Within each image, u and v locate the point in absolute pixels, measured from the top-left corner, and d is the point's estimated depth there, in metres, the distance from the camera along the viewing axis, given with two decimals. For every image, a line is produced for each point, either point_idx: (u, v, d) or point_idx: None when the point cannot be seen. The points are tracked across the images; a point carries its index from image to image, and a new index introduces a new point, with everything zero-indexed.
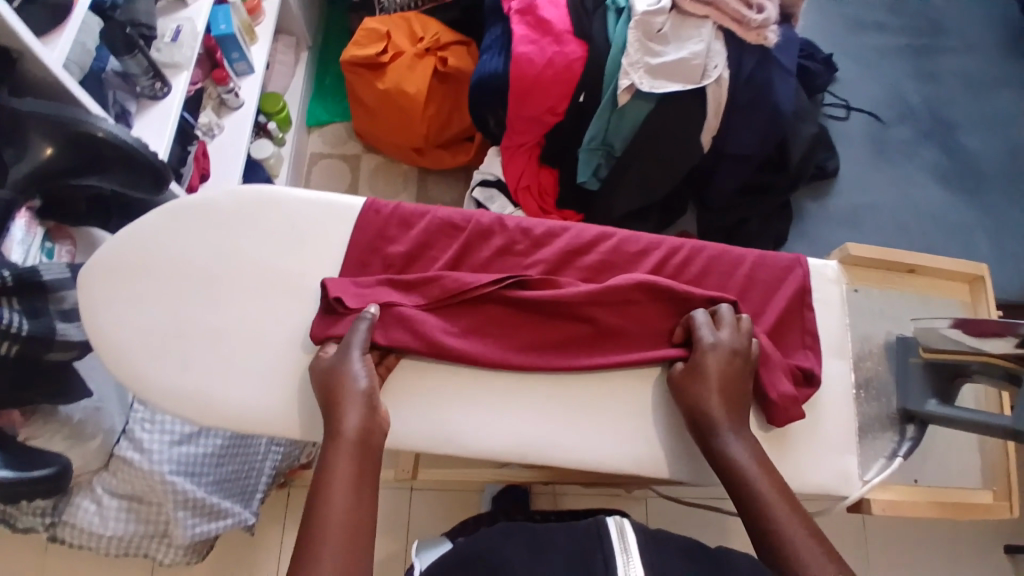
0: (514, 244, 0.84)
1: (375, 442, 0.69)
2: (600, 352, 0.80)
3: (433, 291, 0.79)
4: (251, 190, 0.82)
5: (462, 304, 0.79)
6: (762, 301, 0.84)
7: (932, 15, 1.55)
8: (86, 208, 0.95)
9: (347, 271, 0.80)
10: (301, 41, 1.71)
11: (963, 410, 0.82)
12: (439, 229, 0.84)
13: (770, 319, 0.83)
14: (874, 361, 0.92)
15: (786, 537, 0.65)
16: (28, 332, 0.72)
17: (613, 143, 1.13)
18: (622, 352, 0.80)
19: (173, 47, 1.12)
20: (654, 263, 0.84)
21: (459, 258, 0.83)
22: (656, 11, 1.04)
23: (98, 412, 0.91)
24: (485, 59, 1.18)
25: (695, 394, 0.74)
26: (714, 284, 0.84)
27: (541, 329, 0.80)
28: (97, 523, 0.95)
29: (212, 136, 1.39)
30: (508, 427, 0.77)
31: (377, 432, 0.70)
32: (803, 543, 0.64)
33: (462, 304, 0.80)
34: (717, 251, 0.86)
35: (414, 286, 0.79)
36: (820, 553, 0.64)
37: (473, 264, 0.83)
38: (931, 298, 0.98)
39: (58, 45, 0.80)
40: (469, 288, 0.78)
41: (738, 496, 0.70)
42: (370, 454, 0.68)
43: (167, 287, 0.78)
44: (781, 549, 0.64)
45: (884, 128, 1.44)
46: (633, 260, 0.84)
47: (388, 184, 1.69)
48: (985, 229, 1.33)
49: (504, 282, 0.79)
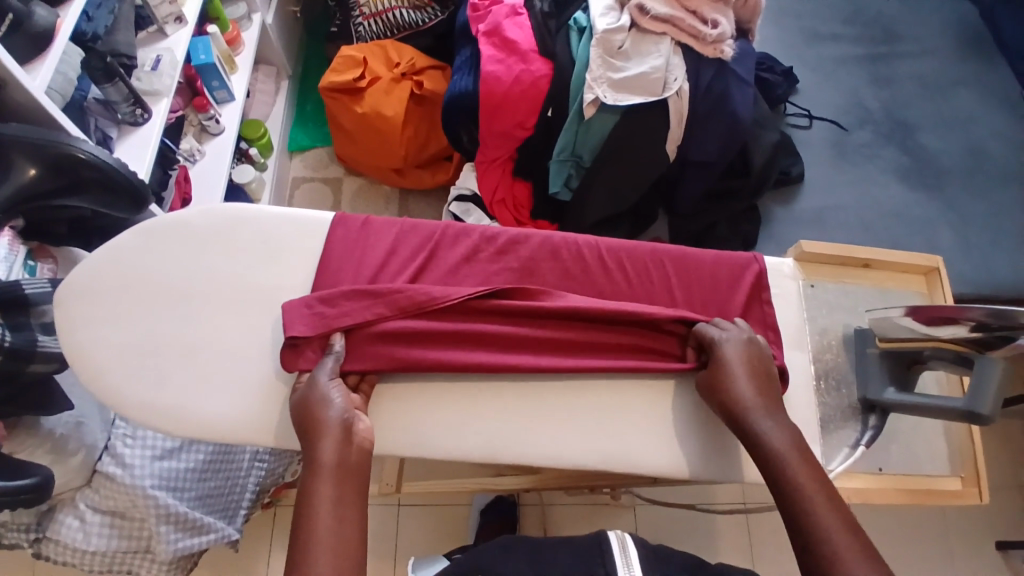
0: (480, 251, 0.87)
1: (354, 464, 0.69)
2: (564, 354, 0.82)
3: (399, 301, 0.80)
4: (226, 208, 0.85)
5: (428, 315, 0.81)
6: (721, 299, 0.88)
7: (884, 24, 1.63)
8: (68, 230, 0.98)
9: (316, 287, 0.82)
10: (280, 69, 1.76)
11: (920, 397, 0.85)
12: (406, 245, 0.87)
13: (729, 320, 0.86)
14: (833, 353, 0.95)
15: (818, 527, 0.63)
16: (11, 344, 0.75)
17: (582, 155, 1.18)
18: (587, 359, 0.82)
19: (154, 75, 1.17)
20: (615, 266, 0.88)
21: (426, 268, 0.86)
22: (616, 30, 1.10)
23: (80, 427, 0.93)
24: (456, 79, 1.23)
25: (723, 388, 0.76)
26: (673, 284, 0.88)
27: (510, 335, 0.81)
28: (80, 539, 0.95)
29: (193, 161, 1.42)
30: (479, 430, 0.79)
31: (354, 453, 0.70)
32: (836, 533, 0.62)
33: (428, 316, 0.81)
34: (677, 254, 0.90)
35: (378, 296, 0.80)
36: (849, 538, 0.61)
37: (439, 273, 0.85)
38: (889, 289, 1.03)
39: (40, 73, 0.83)
40: (436, 300, 0.80)
41: (774, 481, 0.69)
42: (349, 479, 0.68)
43: (145, 304, 0.80)
44: (813, 538, 0.62)
45: (844, 134, 1.51)
46: (595, 267, 0.88)
47: (371, 205, 1.72)
48: (946, 224, 1.39)
49: (478, 293, 0.81)
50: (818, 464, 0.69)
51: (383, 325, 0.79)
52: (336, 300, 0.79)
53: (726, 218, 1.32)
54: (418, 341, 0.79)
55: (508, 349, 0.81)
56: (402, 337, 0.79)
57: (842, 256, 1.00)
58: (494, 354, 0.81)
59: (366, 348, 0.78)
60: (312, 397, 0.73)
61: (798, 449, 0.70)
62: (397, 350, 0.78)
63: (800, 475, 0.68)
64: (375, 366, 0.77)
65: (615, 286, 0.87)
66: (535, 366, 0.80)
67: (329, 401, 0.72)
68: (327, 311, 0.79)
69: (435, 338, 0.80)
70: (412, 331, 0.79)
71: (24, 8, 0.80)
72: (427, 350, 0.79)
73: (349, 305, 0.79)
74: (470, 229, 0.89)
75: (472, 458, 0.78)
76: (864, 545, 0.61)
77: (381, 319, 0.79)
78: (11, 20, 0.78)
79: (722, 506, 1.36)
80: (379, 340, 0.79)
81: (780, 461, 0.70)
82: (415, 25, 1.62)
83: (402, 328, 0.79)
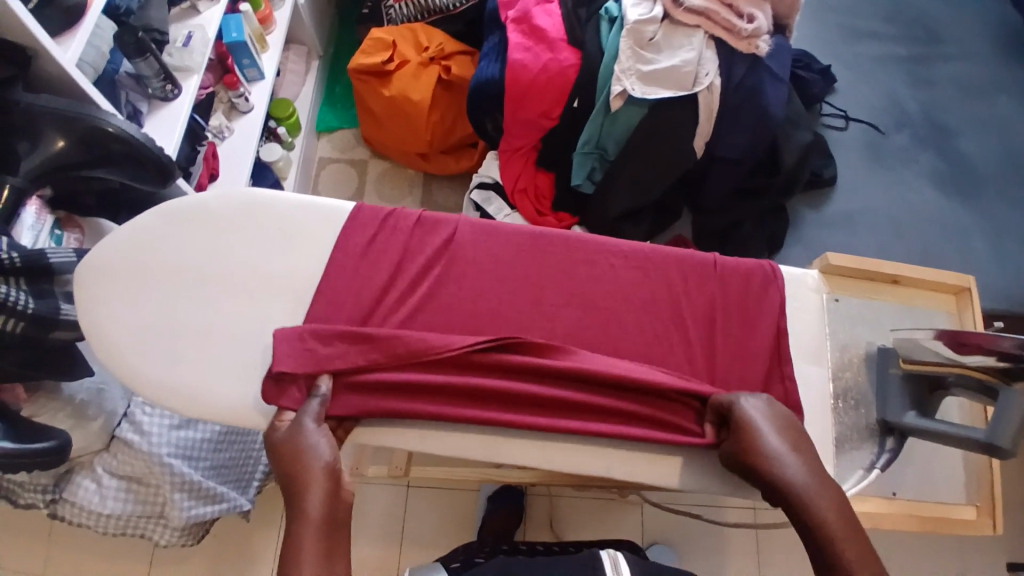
0: (484, 286, 0.84)
1: (341, 519, 0.66)
2: (567, 411, 0.79)
3: (394, 348, 0.78)
4: (243, 192, 0.85)
5: (423, 363, 0.79)
6: (736, 342, 0.84)
7: (930, 23, 1.58)
8: (95, 202, 1.00)
9: (311, 320, 0.81)
10: (312, 50, 1.77)
11: (939, 423, 0.83)
12: (406, 272, 0.84)
13: (740, 361, 0.83)
14: (853, 371, 0.93)
15: None
16: (33, 311, 0.75)
17: (607, 147, 1.16)
18: (584, 420, 0.79)
19: (185, 52, 1.18)
20: (622, 308, 0.84)
21: (427, 300, 0.83)
22: (648, 20, 1.08)
23: (101, 394, 0.96)
24: (483, 66, 1.22)
25: (757, 454, 0.70)
26: (684, 327, 0.84)
27: (511, 389, 0.78)
28: (97, 502, 0.98)
29: (222, 138, 1.44)
30: (472, 439, 0.79)
31: (342, 508, 0.67)
32: None
33: (422, 365, 0.79)
34: (688, 283, 0.86)
35: (373, 339, 0.78)
36: None
37: (440, 309, 0.83)
38: (916, 306, 1.00)
39: (71, 47, 0.85)
40: (433, 350, 0.78)
41: (819, 561, 0.63)
42: (338, 535, 0.65)
43: (161, 287, 0.81)
44: None
45: (881, 137, 1.46)
46: (603, 305, 0.84)
47: (395, 189, 1.73)
48: (982, 232, 1.35)
49: (475, 346, 0.78)
50: (863, 530, 0.64)
51: (372, 372, 0.78)
52: (330, 344, 0.78)
53: (753, 217, 1.29)
54: (411, 389, 0.78)
55: (508, 403, 0.79)
56: (392, 384, 0.78)
57: (870, 271, 0.98)
58: (491, 406, 0.79)
59: (354, 393, 0.78)
60: (295, 442, 0.70)
61: (844, 519, 0.65)
62: (383, 397, 0.78)
63: (845, 549, 0.62)
64: (362, 410, 0.77)
65: (624, 331, 0.83)
66: (535, 423, 0.78)
67: (312, 449, 0.70)
68: (319, 351, 0.78)
69: (429, 389, 0.78)
70: (404, 380, 0.78)
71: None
72: (418, 401, 0.78)
73: (340, 349, 0.78)
74: (475, 257, 0.85)
75: (473, 455, 0.78)
76: None
77: (371, 365, 0.78)
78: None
79: (732, 512, 1.35)
80: (367, 386, 0.78)
81: (827, 536, 0.63)
82: (444, 9, 1.60)
83: (390, 377, 0.78)
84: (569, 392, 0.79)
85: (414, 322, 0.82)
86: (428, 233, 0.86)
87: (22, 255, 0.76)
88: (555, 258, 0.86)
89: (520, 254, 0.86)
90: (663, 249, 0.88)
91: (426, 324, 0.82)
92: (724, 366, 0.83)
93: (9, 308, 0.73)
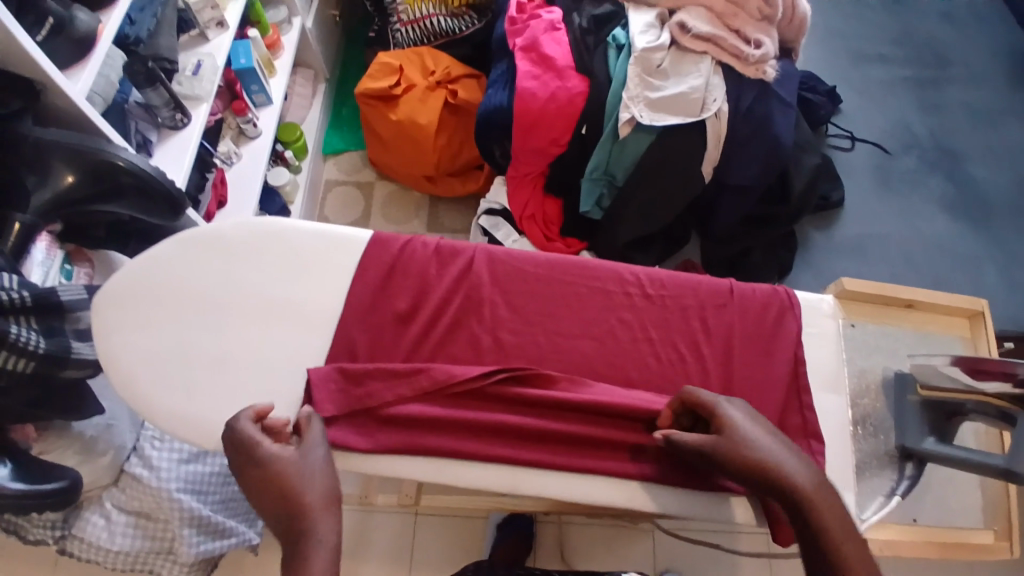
0: (502, 318, 0.80)
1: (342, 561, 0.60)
2: (598, 450, 0.75)
3: (421, 381, 0.75)
4: (260, 221, 0.83)
5: (451, 395, 0.76)
6: (762, 376, 0.77)
7: (935, 46, 1.60)
8: (105, 233, 0.99)
9: (336, 355, 0.78)
10: (319, 73, 1.78)
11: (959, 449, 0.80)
12: (425, 299, 0.81)
13: (773, 392, 0.76)
14: (871, 398, 0.91)
15: None
16: (44, 351, 0.74)
17: (614, 174, 1.16)
18: (605, 457, 0.74)
19: (194, 81, 1.18)
20: (645, 337, 0.79)
21: (450, 331, 0.79)
22: (656, 48, 1.07)
23: (110, 429, 0.95)
24: (491, 93, 1.21)
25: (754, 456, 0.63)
26: (710, 359, 0.78)
27: (538, 427, 0.74)
28: (105, 538, 0.97)
29: (230, 164, 1.44)
30: (497, 470, 0.74)
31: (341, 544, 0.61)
32: None
33: (448, 398, 0.76)
34: (717, 309, 0.80)
35: (401, 375, 0.75)
36: None
37: (462, 343, 0.79)
38: (929, 332, 0.98)
39: (81, 78, 0.85)
40: (457, 379, 0.75)
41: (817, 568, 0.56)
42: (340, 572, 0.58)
43: (172, 317, 0.79)
44: None
45: (889, 158, 1.46)
46: (626, 333, 0.79)
47: (401, 212, 1.72)
48: (991, 257, 1.36)
49: (496, 376, 0.76)
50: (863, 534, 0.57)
51: (400, 406, 0.75)
52: (360, 381, 0.75)
53: (761, 243, 1.29)
54: (434, 424, 0.75)
55: (535, 442, 0.75)
56: (421, 419, 0.74)
57: (882, 296, 0.97)
58: (520, 446, 0.74)
59: (385, 430, 0.75)
60: (287, 466, 0.63)
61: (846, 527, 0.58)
62: (414, 432, 0.74)
63: (854, 556, 0.55)
64: (389, 447, 0.73)
65: (643, 366, 0.78)
66: (568, 465, 0.73)
67: (308, 475, 0.63)
68: (353, 391, 0.75)
69: (456, 425, 0.74)
70: (432, 414, 0.74)
71: (66, 13, 0.81)
72: (443, 435, 0.74)
73: (375, 384, 0.75)
74: (491, 288, 0.81)
75: (496, 488, 0.73)
76: None
77: (401, 400, 0.75)
78: (52, 25, 0.80)
79: (743, 540, 1.33)
80: (395, 421, 0.75)
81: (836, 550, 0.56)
82: (450, 33, 1.62)
83: (420, 412, 0.74)
84: (598, 430, 0.75)
85: (444, 354, 0.79)
86: (444, 264, 0.83)
87: (33, 293, 0.75)
88: (570, 289, 0.81)
89: (537, 284, 0.82)
90: (677, 277, 0.82)
91: (453, 356, 0.79)
92: (744, 402, 0.76)
93: (23, 349, 0.71)
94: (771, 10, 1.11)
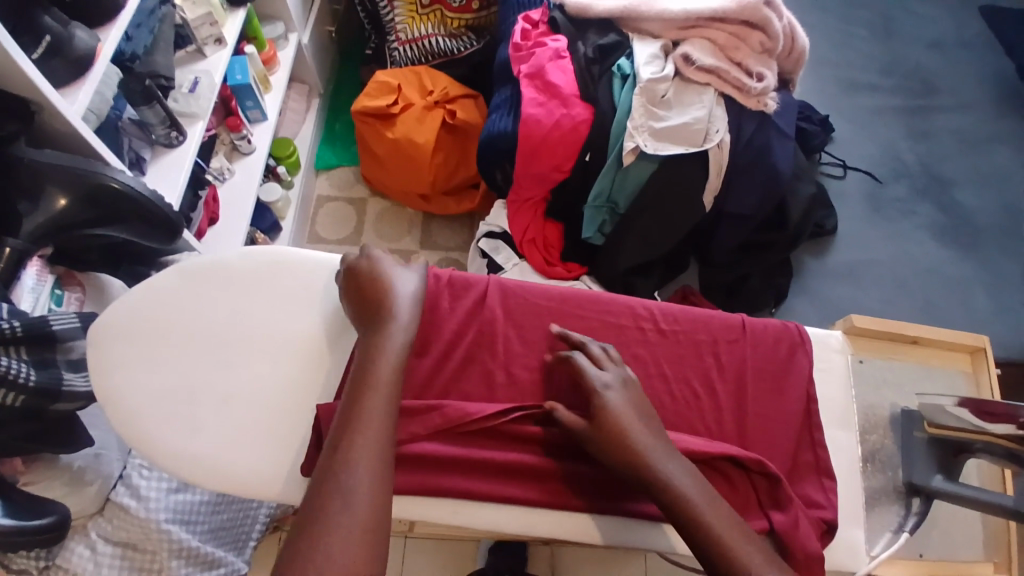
0: (515, 353, 0.79)
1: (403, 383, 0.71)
2: (581, 491, 0.74)
3: (433, 420, 0.74)
4: (265, 252, 0.82)
5: (464, 433, 0.75)
6: (775, 413, 0.78)
7: (922, 75, 1.65)
8: (98, 255, 0.95)
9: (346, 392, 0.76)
10: (313, 88, 1.76)
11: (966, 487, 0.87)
12: (437, 330, 0.79)
13: (787, 431, 0.77)
14: (880, 434, 1.03)
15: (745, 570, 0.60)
16: (35, 384, 0.70)
17: (617, 202, 1.16)
18: (621, 499, 0.74)
19: (191, 98, 1.16)
20: (659, 372, 0.79)
21: (463, 366, 0.78)
22: (660, 79, 1.08)
23: (98, 458, 0.91)
24: (495, 118, 1.23)
25: (616, 438, 0.68)
26: (722, 397, 0.78)
27: (548, 464, 0.74)
28: (90, 570, 0.91)
29: (223, 180, 1.40)
30: (514, 511, 0.74)
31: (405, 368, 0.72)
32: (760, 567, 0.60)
33: (462, 436, 0.75)
34: (730, 344, 0.81)
35: (414, 413, 0.74)
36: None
37: (475, 379, 0.78)
38: (933, 365, 1.09)
39: (78, 97, 0.82)
40: (472, 417, 0.74)
41: (687, 532, 0.64)
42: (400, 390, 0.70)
43: (178, 351, 0.78)
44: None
45: (880, 187, 1.49)
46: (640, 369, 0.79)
47: (394, 229, 1.70)
48: (981, 282, 1.40)
49: (511, 413, 0.75)
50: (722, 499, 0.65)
51: (415, 445, 0.73)
52: None
53: (759, 269, 1.30)
54: (448, 464, 0.74)
55: (543, 481, 0.74)
56: (434, 458, 0.73)
57: (891, 332, 1.07)
58: (529, 485, 0.74)
59: (399, 470, 0.73)
60: (386, 275, 0.76)
61: (708, 499, 0.65)
62: (429, 472, 0.73)
63: (717, 526, 0.63)
64: (404, 489, 0.72)
65: (657, 404, 0.78)
66: (584, 506, 0.74)
67: (400, 287, 0.77)
68: None
69: (470, 464, 0.74)
70: (447, 454, 0.74)
71: (64, 30, 0.78)
72: (457, 476, 0.74)
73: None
74: (502, 322, 0.81)
75: (513, 529, 0.74)
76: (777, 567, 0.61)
77: (415, 438, 0.73)
78: (49, 44, 0.77)
79: None
80: (408, 460, 0.73)
81: (721, 544, 0.62)
82: (449, 53, 1.62)
83: (435, 451, 0.73)
84: (557, 463, 0.75)
85: (458, 390, 0.78)
86: (456, 296, 0.81)
87: (24, 323, 0.72)
88: (582, 323, 0.81)
89: (550, 320, 0.81)
90: (690, 312, 0.82)
91: (465, 393, 0.78)
92: (758, 441, 0.77)
93: (14, 382, 0.68)
94: (772, 43, 1.13)
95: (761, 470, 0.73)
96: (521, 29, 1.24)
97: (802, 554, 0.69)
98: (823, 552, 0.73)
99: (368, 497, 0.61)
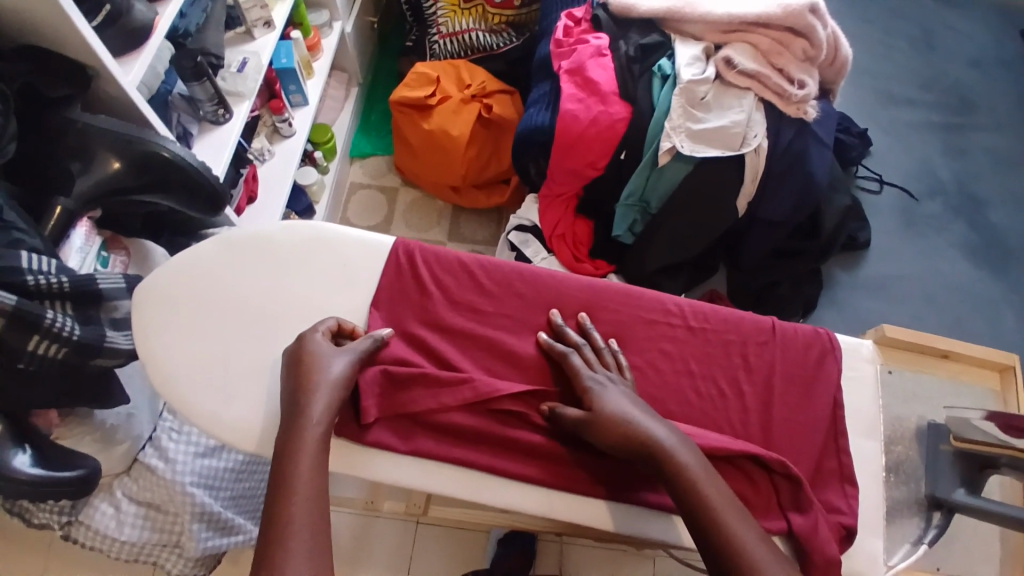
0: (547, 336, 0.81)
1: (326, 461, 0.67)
2: (592, 479, 0.75)
3: (464, 393, 0.76)
4: (307, 227, 0.85)
5: (489, 410, 0.76)
6: (802, 418, 0.79)
7: (962, 93, 1.62)
8: (142, 224, 0.98)
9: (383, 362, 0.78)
10: (353, 77, 1.79)
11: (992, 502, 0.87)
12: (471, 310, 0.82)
13: (812, 433, 0.78)
14: (904, 446, 1.07)
15: (736, 540, 0.61)
16: (78, 338, 0.72)
17: (649, 201, 1.16)
18: (645, 490, 0.74)
19: (240, 77, 1.17)
20: (685, 366, 0.80)
21: (495, 348, 0.80)
22: (701, 81, 1.08)
23: (130, 419, 0.95)
24: (532, 113, 1.24)
25: (611, 429, 0.69)
26: (746, 397, 0.79)
27: (570, 448, 0.76)
28: (113, 527, 0.94)
29: (263, 161, 1.42)
30: (539, 493, 0.74)
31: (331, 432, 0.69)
32: (753, 542, 0.61)
33: (490, 414, 0.76)
34: (759, 345, 0.82)
35: (447, 384, 0.76)
36: (768, 553, 0.60)
37: (507, 360, 0.80)
38: (963, 381, 1.13)
39: (134, 68, 0.85)
40: (501, 393, 0.76)
41: (683, 506, 0.65)
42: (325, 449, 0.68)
43: (216, 317, 0.80)
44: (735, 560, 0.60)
45: (916, 204, 1.47)
46: (670, 359, 0.81)
47: (423, 218, 1.71)
48: (1010, 303, 1.37)
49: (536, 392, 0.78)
50: (719, 474, 0.67)
51: (444, 416, 0.75)
52: (405, 388, 0.76)
53: (789, 277, 1.29)
54: (474, 438, 0.75)
55: (566, 467, 0.75)
56: (461, 431, 0.75)
57: (922, 346, 1.13)
58: (549, 467, 0.75)
59: (426, 436, 0.75)
60: (317, 353, 0.72)
61: (706, 475, 0.66)
62: (454, 443, 0.75)
63: (713, 495, 0.64)
64: (428, 455, 0.74)
65: (684, 400, 0.78)
66: (605, 492, 0.74)
67: (327, 370, 0.71)
68: (397, 396, 0.76)
69: (494, 441, 0.75)
70: (473, 428, 0.75)
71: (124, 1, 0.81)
72: (481, 451, 0.75)
73: (419, 392, 0.76)
74: (533, 309, 0.83)
75: (532, 510, 0.74)
76: (772, 547, 0.62)
77: (444, 408, 0.75)
78: (107, 13, 0.79)
79: None
80: (436, 429, 0.75)
81: (711, 518, 0.63)
82: (488, 48, 1.64)
83: (461, 423, 0.75)
84: (564, 449, 0.75)
85: (490, 368, 0.79)
86: (492, 280, 0.84)
87: (72, 280, 0.74)
88: (612, 315, 0.82)
89: (582, 308, 0.83)
90: (719, 311, 0.83)
91: (496, 371, 0.79)
92: (784, 443, 0.77)
93: (57, 335, 0.70)
94: (814, 51, 1.12)
95: (784, 472, 0.74)
96: (563, 26, 1.25)
97: (820, 558, 0.69)
98: (841, 557, 0.73)
99: (308, 531, 0.60)
